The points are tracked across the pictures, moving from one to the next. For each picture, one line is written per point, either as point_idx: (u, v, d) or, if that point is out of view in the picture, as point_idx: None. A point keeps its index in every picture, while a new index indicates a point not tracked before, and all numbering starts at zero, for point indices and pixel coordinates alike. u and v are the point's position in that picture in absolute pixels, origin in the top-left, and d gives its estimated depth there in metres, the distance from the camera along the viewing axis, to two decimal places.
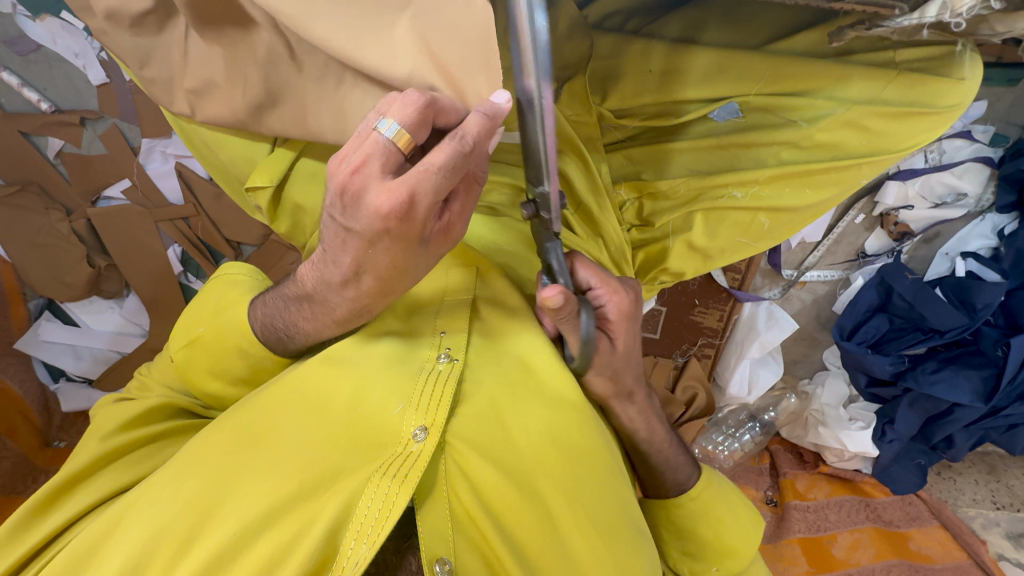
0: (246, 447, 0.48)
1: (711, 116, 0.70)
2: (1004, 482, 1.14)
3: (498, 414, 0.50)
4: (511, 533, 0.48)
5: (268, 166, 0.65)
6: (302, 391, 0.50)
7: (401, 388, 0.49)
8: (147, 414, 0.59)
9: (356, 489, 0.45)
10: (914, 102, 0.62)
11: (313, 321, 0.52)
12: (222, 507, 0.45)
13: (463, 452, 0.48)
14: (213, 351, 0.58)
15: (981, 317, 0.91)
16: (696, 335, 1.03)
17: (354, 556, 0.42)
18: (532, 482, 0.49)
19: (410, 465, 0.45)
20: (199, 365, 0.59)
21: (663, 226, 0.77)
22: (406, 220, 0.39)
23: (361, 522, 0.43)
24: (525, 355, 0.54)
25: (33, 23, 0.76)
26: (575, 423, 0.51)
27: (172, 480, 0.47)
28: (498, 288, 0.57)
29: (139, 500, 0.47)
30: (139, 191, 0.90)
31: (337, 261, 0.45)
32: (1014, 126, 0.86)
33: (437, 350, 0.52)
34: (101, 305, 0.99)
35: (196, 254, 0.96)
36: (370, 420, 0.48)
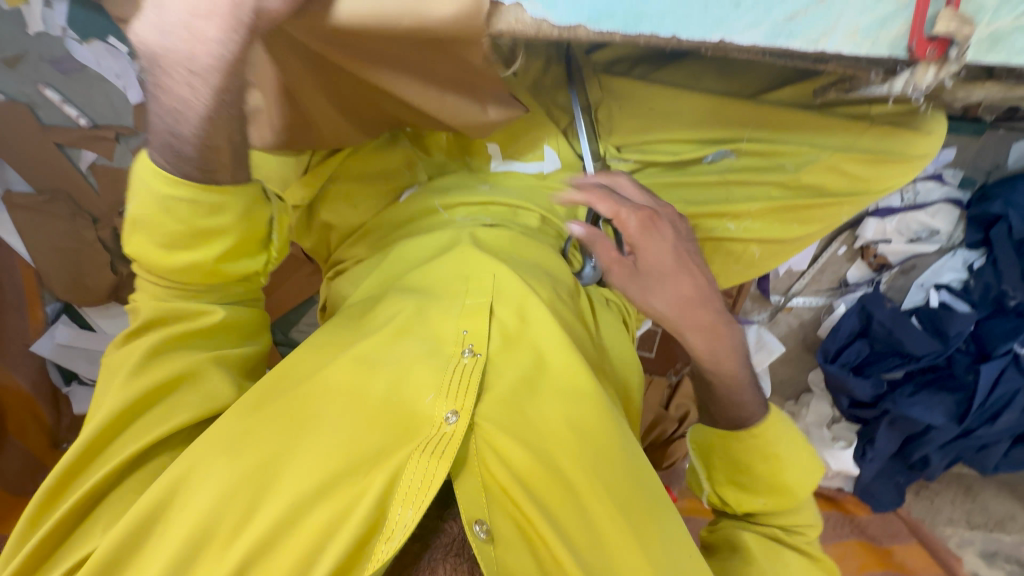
0: (291, 431, 0.53)
1: (706, 159, 0.77)
2: (979, 502, 1.19)
3: (519, 401, 0.57)
4: (537, 501, 0.55)
5: (301, 187, 0.72)
6: (338, 383, 0.55)
7: (431, 378, 0.55)
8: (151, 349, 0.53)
9: (400, 463, 0.53)
10: (887, 151, 0.69)
11: (182, 91, 0.41)
12: (277, 483, 0.51)
13: (491, 433, 0.55)
14: (151, 216, 0.49)
15: (953, 343, 0.98)
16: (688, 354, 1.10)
17: (403, 519, 0.51)
18: (552, 459, 0.56)
19: (445, 443, 0.53)
20: (154, 246, 0.50)
21: None
22: None
23: (406, 492, 0.51)
24: (543, 350, 0.60)
25: (80, 46, 0.82)
26: (590, 410, 0.57)
27: (220, 456, 0.51)
28: (514, 292, 0.61)
29: (192, 477, 0.51)
30: None
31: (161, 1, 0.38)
32: (981, 170, 0.95)
33: (461, 345, 0.57)
34: (117, 310, 1.01)
35: None
36: (404, 405, 0.55)
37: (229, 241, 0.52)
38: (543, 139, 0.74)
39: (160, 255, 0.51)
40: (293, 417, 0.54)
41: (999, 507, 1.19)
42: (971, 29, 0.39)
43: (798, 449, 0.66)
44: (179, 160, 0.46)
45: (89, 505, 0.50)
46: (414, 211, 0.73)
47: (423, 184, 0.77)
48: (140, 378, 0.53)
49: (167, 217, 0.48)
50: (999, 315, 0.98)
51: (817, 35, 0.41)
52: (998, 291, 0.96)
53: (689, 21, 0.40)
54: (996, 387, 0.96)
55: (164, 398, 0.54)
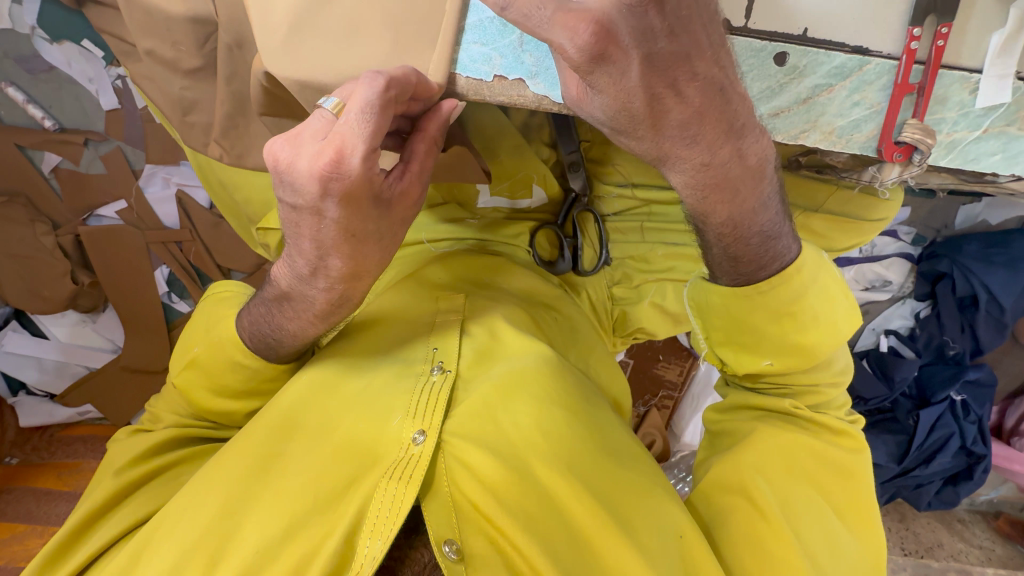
0: (257, 469, 0.51)
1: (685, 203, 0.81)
2: (912, 530, 1.28)
3: (490, 410, 0.54)
4: (511, 509, 0.50)
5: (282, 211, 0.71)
6: (304, 413, 0.54)
7: (400, 401, 0.54)
8: (159, 445, 0.60)
9: (369, 492, 0.49)
10: (849, 214, 0.72)
11: (294, 324, 0.51)
12: (240, 528, 0.49)
13: (461, 447, 0.52)
14: (209, 369, 0.57)
15: (898, 388, 1.05)
16: (657, 387, 1.12)
17: (371, 552, 0.46)
18: (527, 467, 0.52)
19: (412, 466, 0.49)
20: (198, 385, 0.58)
21: (640, 290, 0.83)
22: (343, 179, 0.39)
23: (373, 522, 0.47)
24: (516, 366, 0.57)
25: (50, 46, 0.79)
26: (561, 416, 0.55)
27: (188, 506, 0.50)
28: (490, 316, 0.63)
29: (157, 532, 0.50)
30: (135, 213, 0.94)
31: (300, 249, 0.44)
32: (932, 229, 1.03)
33: (431, 363, 0.57)
34: (74, 319, 0.99)
35: (184, 277, 0.99)
36: (369, 433, 0.52)
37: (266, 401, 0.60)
38: (532, 178, 0.76)
39: (205, 396, 0.58)
40: (258, 454, 0.52)
41: (928, 534, 1.27)
42: (933, 140, 0.42)
43: (830, 308, 0.54)
44: (271, 346, 0.54)
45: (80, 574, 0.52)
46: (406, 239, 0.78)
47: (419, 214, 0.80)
48: (137, 467, 0.58)
49: (218, 367, 0.56)
50: (939, 362, 1.06)
51: (797, 131, 0.44)
52: (940, 341, 1.05)
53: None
54: (933, 431, 1.04)
55: (160, 481, 0.58)
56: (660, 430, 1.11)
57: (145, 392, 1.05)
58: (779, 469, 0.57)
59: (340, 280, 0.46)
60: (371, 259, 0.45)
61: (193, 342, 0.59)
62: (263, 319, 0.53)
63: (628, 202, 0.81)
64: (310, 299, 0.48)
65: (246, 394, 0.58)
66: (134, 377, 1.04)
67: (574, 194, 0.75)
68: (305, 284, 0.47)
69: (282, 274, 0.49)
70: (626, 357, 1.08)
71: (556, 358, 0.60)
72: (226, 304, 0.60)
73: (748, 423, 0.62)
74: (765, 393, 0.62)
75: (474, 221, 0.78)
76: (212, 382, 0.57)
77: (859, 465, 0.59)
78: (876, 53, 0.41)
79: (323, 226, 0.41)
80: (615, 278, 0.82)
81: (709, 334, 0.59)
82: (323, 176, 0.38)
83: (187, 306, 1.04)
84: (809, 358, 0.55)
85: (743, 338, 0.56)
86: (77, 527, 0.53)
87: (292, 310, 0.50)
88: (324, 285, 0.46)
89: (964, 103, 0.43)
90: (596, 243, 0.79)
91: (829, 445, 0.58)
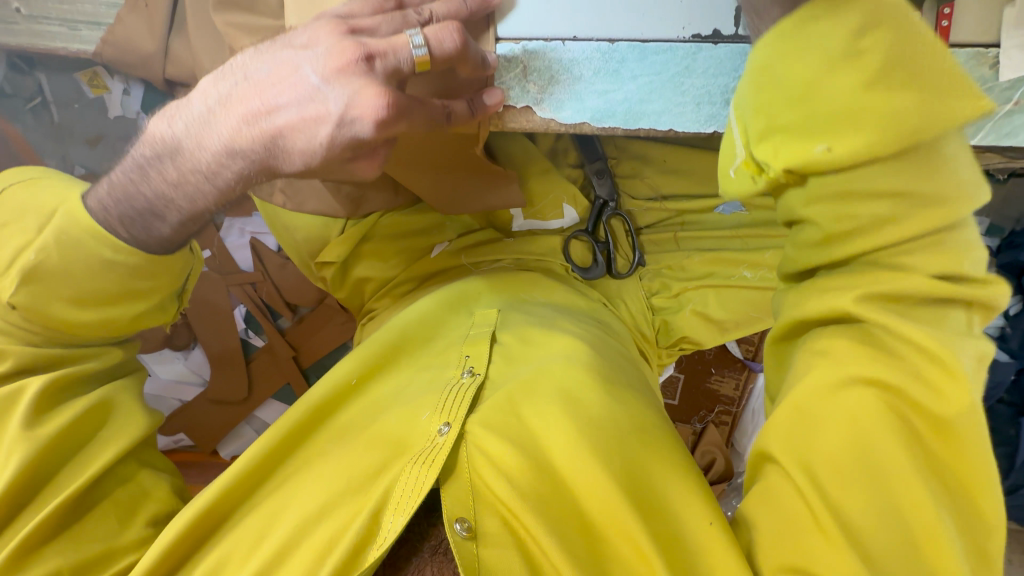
0: (305, 464, 0.63)
1: (717, 210, 0.83)
2: None
3: (514, 405, 0.61)
4: (525, 494, 0.54)
5: (339, 245, 0.81)
6: (349, 422, 0.67)
7: (430, 400, 0.63)
8: (45, 396, 0.60)
9: (396, 475, 0.57)
10: None
11: (169, 183, 0.53)
12: (286, 510, 0.58)
13: (483, 437, 0.57)
14: (71, 276, 0.57)
15: (993, 396, 0.95)
16: (713, 402, 1.08)
17: (393, 527, 0.53)
18: (547, 459, 0.57)
19: (437, 452, 0.56)
20: (59, 297, 0.58)
21: (681, 298, 0.83)
22: (342, 44, 0.48)
23: (397, 500, 0.54)
24: (538, 370, 0.64)
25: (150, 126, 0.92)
26: (581, 405, 0.60)
27: (252, 487, 0.63)
28: (521, 325, 0.71)
29: (231, 509, 0.62)
30: (217, 260, 1.08)
31: (238, 109, 0.50)
32: (1008, 218, 0.95)
33: (462, 367, 0.66)
34: (169, 356, 1.14)
35: (257, 313, 1.10)
36: (403, 427, 0.62)
37: (143, 305, 0.62)
38: (562, 198, 0.80)
39: (61, 307, 0.58)
40: (316, 448, 0.65)
41: None
42: None
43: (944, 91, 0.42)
44: (140, 219, 0.56)
45: (42, 541, 0.55)
46: (443, 266, 0.85)
47: (454, 241, 0.86)
48: (40, 428, 0.58)
49: (82, 265, 0.57)
50: None
51: None
52: None
53: (684, 118, 0.53)
54: None
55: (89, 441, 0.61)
56: (720, 448, 1.07)
57: (230, 419, 1.19)
58: (835, 436, 0.46)
59: (250, 160, 0.51)
60: (292, 164, 0.51)
61: (27, 248, 0.56)
62: (148, 141, 0.55)
63: (661, 213, 0.84)
64: (200, 133, 0.51)
65: (118, 295, 0.60)
66: (218, 408, 1.18)
67: (602, 200, 0.80)
68: (204, 127, 0.51)
69: (201, 84, 0.53)
70: (677, 371, 1.07)
71: (580, 358, 0.66)
72: (47, 195, 0.59)
73: (804, 360, 0.50)
74: (883, 274, 0.47)
75: (508, 241, 0.85)
76: (72, 289, 0.58)
77: (971, 429, 0.44)
78: None
79: (295, 91, 0.49)
80: (653, 289, 0.83)
81: (777, 154, 0.46)
82: (350, 49, 0.47)
83: (260, 340, 1.15)
84: (928, 202, 0.45)
85: (811, 145, 0.45)
86: (9, 492, 0.55)
87: (167, 128, 0.53)
88: (224, 128, 0.51)
89: (984, 77, 0.48)
90: (628, 250, 0.84)
91: (912, 387, 0.45)
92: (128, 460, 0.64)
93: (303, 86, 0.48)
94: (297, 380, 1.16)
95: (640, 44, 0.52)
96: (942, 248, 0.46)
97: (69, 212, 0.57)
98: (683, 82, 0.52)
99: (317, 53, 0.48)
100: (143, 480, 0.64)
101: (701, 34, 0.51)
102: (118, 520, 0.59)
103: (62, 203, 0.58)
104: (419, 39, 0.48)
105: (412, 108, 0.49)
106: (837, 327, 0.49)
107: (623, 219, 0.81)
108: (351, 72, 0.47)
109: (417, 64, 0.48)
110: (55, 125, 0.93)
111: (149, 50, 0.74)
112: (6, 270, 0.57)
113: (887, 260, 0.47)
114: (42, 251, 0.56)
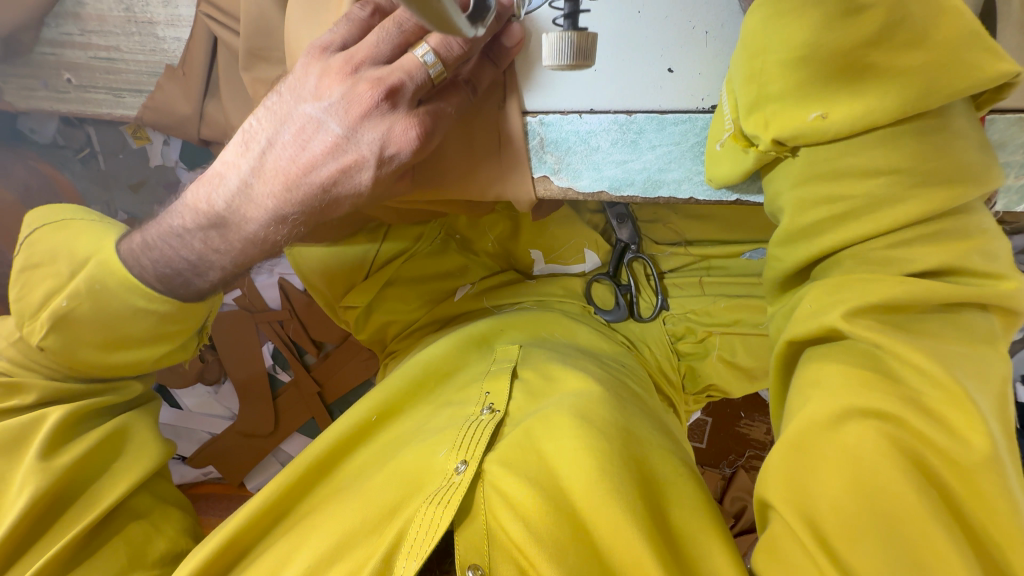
0: (321, 504, 0.64)
1: (746, 255, 0.82)
2: None
3: (534, 444, 0.60)
4: (542, 539, 0.52)
5: (363, 289, 0.82)
6: (364, 463, 0.67)
7: (448, 436, 0.63)
8: (60, 432, 0.62)
9: (410, 515, 0.56)
10: None
11: (219, 251, 0.56)
12: (300, 548, 0.58)
13: (500, 476, 0.57)
14: (103, 319, 0.58)
15: None
16: (743, 446, 1.04)
17: (406, 571, 0.52)
18: (565, 499, 0.55)
19: (453, 492, 0.56)
20: (90, 341, 0.59)
21: (708, 343, 0.80)
22: (362, 91, 0.48)
23: (411, 543, 0.53)
24: (550, 411, 0.63)
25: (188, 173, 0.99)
26: (601, 445, 0.58)
27: (269, 526, 0.64)
28: (540, 361, 0.72)
29: (251, 543, 0.63)
30: (247, 298, 1.10)
31: (277, 174, 0.52)
32: None
33: (482, 404, 0.67)
34: (201, 391, 1.17)
35: (285, 350, 1.13)
36: (418, 466, 0.61)
37: (163, 348, 0.63)
38: (583, 244, 0.82)
39: (92, 349, 0.60)
40: (331, 490, 0.66)
41: None
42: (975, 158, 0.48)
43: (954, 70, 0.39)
44: (197, 287, 0.59)
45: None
46: (466, 308, 0.84)
47: (477, 283, 0.87)
48: (58, 458, 0.59)
49: (112, 312, 0.58)
50: None
51: None
52: None
53: (704, 186, 0.55)
54: None
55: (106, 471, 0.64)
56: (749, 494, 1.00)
57: (255, 452, 1.21)
58: (838, 478, 0.40)
59: (304, 218, 0.54)
60: (345, 208, 0.54)
61: (59, 292, 0.57)
62: (183, 214, 0.56)
63: (684, 258, 0.83)
64: (240, 205, 0.53)
65: (146, 338, 0.61)
66: (246, 440, 1.20)
67: (624, 244, 0.79)
68: (244, 200, 0.53)
69: (227, 155, 0.54)
70: (704, 415, 1.06)
71: (601, 393, 0.65)
72: (80, 239, 0.59)
73: (799, 393, 0.45)
74: (875, 267, 0.45)
75: (529, 282, 0.86)
76: (97, 333, 0.58)
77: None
78: None
79: (327, 142, 0.50)
80: (677, 333, 0.81)
81: (767, 123, 0.44)
82: (366, 91, 0.48)
83: (287, 375, 1.17)
84: (930, 183, 0.42)
85: (804, 113, 0.42)
86: (21, 524, 0.55)
87: (207, 205, 0.54)
88: (265, 198, 0.52)
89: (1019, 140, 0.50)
90: (651, 293, 0.83)
91: (924, 421, 0.40)
92: (140, 493, 0.67)
93: (331, 135, 0.50)
94: (322, 415, 1.18)
95: (658, 116, 0.53)
96: (945, 243, 0.44)
97: (103, 262, 0.57)
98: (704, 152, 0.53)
99: (335, 101, 0.49)
100: (154, 516, 0.66)
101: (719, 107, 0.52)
102: (125, 563, 0.59)
103: (95, 252, 0.58)
104: (428, 53, 0.46)
105: (441, 125, 0.51)
106: (828, 347, 0.46)
107: (646, 263, 0.80)
108: (375, 114, 0.48)
109: (435, 75, 0.47)
110: (101, 173, 0.98)
111: (185, 113, 0.78)
112: (34, 316, 0.58)
113: (888, 251, 0.45)
114: (74, 297, 0.57)
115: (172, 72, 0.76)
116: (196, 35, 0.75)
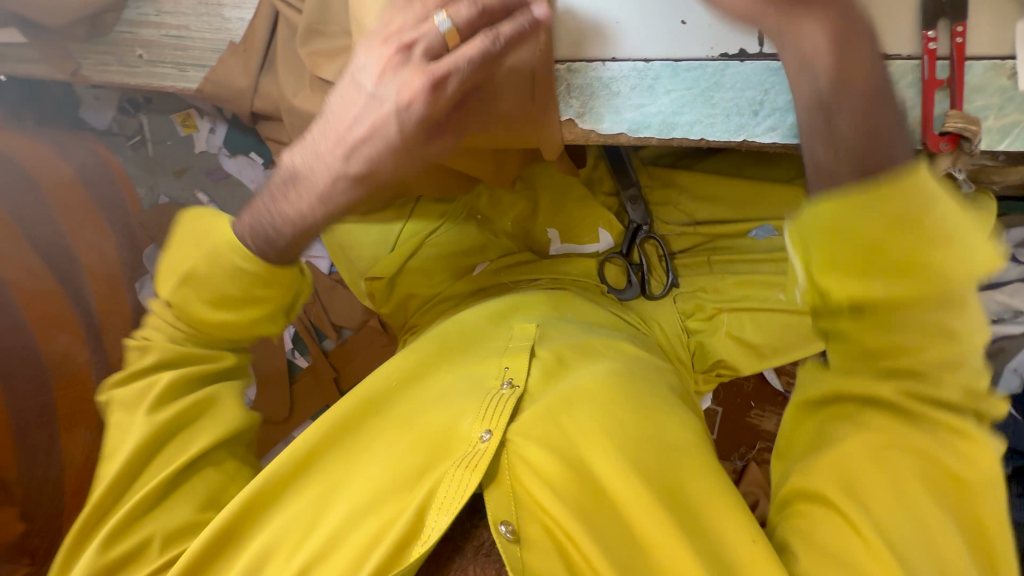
0: (347, 462, 0.64)
1: (752, 234, 0.86)
2: None
3: (554, 416, 0.62)
4: (565, 500, 0.56)
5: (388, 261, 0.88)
6: (391, 418, 0.67)
7: (471, 407, 0.64)
8: (169, 392, 0.64)
9: (438, 478, 0.59)
10: None
11: (293, 205, 0.60)
12: (337, 500, 0.61)
13: (522, 445, 0.60)
14: (212, 281, 0.63)
15: None
16: (754, 437, 1.05)
17: (437, 525, 0.55)
18: (585, 465, 0.59)
19: (478, 458, 0.58)
20: (198, 297, 0.64)
21: (716, 320, 0.85)
22: (394, 49, 0.54)
23: (442, 501, 0.57)
24: (568, 390, 0.65)
25: (229, 159, 1.14)
26: (623, 421, 0.61)
27: (290, 482, 0.63)
28: (558, 338, 0.73)
29: (272, 506, 0.62)
30: None
31: (337, 131, 0.57)
32: None
33: (501, 379, 0.67)
34: None
35: (305, 333, 1.19)
36: (443, 429, 0.63)
37: (260, 312, 0.65)
38: (597, 223, 0.86)
39: (200, 307, 0.64)
40: (353, 449, 0.65)
41: None
42: (975, 127, 0.56)
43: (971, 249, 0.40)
44: (271, 246, 0.62)
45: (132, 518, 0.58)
46: (485, 283, 0.87)
47: (495, 260, 0.90)
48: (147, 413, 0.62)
49: (217, 271, 0.62)
50: None
51: None
52: None
53: (715, 127, 0.60)
54: None
55: (190, 426, 0.65)
56: (762, 487, 1.01)
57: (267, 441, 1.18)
58: None
59: (363, 171, 0.57)
60: (402, 156, 0.57)
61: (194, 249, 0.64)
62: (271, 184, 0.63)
63: (693, 238, 0.88)
64: (312, 166, 0.58)
65: (242, 300, 0.64)
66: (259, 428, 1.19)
67: (636, 224, 0.84)
68: (314, 159, 0.58)
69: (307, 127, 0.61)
70: (715, 404, 1.07)
71: (622, 369, 0.68)
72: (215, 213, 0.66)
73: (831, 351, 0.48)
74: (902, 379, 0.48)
75: (546, 261, 0.89)
76: (211, 291, 0.63)
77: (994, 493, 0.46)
78: (898, 57, 0.59)
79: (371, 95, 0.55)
80: (688, 311, 0.85)
81: (834, 288, 0.44)
82: (397, 51, 0.54)
83: (305, 361, 1.21)
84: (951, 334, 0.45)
85: (865, 282, 0.42)
86: (124, 469, 0.60)
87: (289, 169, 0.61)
88: (329, 154, 0.57)
89: (1006, 86, 0.56)
90: (662, 273, 0.87)
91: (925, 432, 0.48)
92: (223, 447, 0.67)
93: (374, 90, 0.55)
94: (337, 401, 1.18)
95: (672, 63, 0.60)
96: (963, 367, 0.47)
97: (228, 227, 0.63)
98: (713, 96, 0.59)
99: (375, 63, 0.55)
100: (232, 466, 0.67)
101: (728, 54, 0.58)
102: (192, 515, 0.61)
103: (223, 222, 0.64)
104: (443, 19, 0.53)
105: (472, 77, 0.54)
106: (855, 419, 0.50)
107: (658, 242, 0.85)
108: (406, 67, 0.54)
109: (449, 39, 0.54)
110: (150, 158, 1.14)
111: (242, 86, 0.88)
112: (171, 273, 0.65)
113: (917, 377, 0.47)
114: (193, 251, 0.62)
115: (234, 47, 0.84)
116: (259, 14, 0.83)
